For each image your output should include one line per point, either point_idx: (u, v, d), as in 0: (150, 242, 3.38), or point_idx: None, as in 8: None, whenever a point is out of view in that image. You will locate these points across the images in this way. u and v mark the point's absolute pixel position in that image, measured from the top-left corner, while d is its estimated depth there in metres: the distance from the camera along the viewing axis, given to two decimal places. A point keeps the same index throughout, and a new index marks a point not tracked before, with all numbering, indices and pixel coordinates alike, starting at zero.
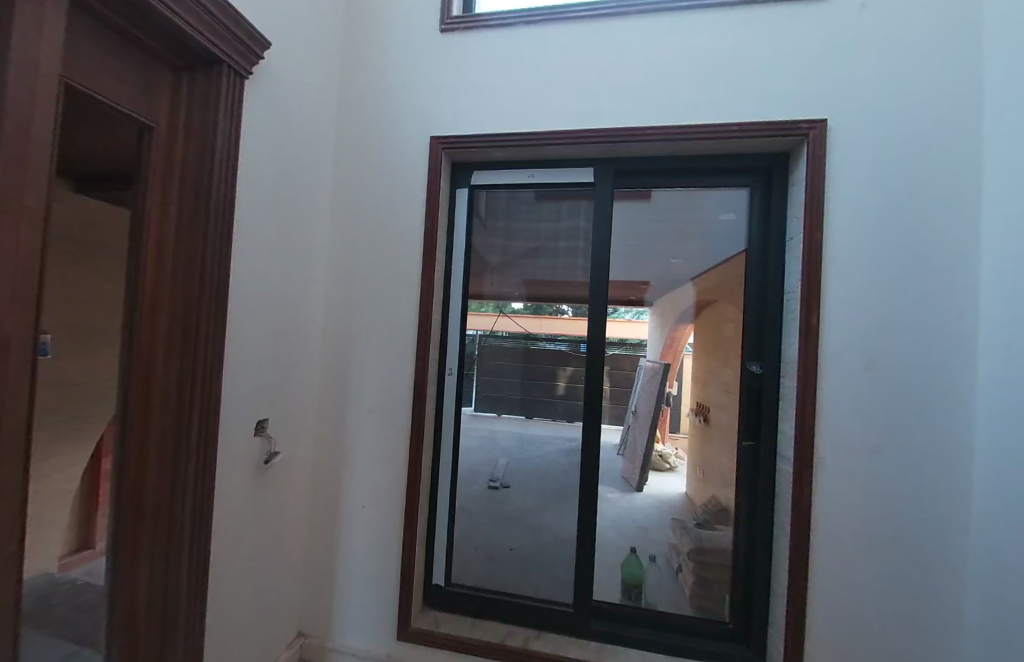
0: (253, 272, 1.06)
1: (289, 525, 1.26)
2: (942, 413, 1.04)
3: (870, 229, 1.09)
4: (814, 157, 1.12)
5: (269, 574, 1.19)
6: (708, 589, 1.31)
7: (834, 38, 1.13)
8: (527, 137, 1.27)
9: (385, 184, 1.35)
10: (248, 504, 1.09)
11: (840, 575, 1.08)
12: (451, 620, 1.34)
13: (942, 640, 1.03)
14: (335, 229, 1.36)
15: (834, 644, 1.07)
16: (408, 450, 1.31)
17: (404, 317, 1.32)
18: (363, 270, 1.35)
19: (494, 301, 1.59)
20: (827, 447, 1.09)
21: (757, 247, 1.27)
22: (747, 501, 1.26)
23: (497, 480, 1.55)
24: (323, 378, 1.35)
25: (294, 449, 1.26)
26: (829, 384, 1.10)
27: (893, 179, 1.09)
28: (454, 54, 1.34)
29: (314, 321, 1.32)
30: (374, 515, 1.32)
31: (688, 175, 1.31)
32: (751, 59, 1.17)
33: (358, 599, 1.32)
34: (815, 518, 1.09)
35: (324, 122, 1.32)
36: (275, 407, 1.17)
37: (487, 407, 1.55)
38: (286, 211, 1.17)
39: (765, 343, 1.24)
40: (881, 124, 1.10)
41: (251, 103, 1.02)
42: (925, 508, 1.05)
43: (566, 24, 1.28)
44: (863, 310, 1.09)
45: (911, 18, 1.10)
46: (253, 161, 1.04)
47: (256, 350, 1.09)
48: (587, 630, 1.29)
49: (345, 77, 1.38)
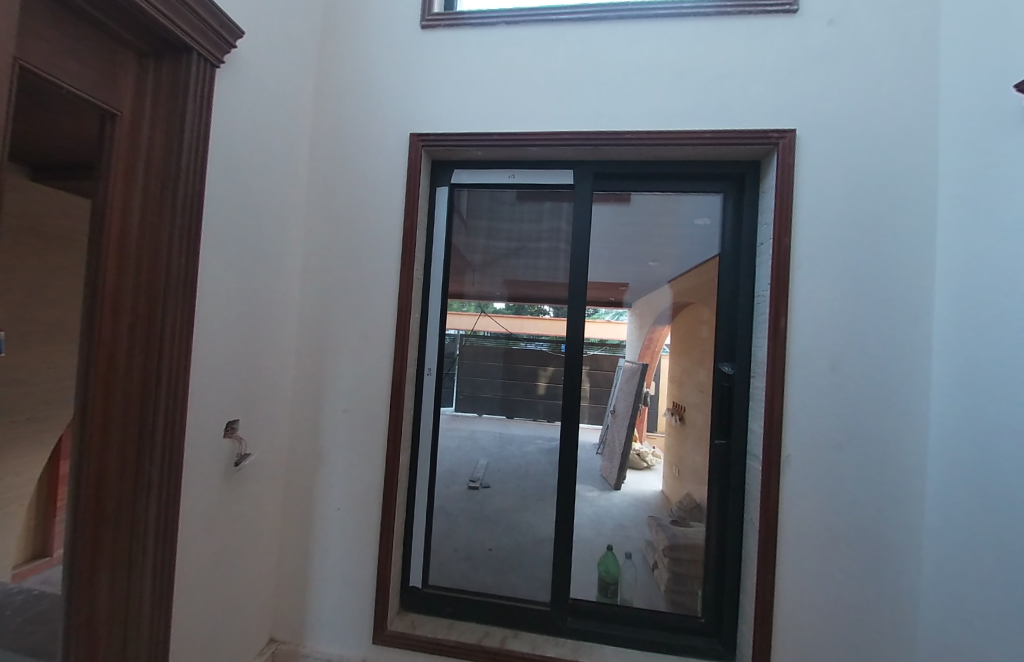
0: (223, 267, 1.03)
1: (260, 528, 1.23)
2: (901, 412, 1.10)
3: (836, 237, 1.14)
4: (783, 165, 1.16)
5: (238, 579, 1.16)
6: (682, 585, 1.34)
7: (804, 51, 1.18)
8: (507, 137, 1.28)
9: (363, 181, 1.33)
10: (217, 507, 1.06)
11: (805, 569, 1.12)
12: (428, 622, 1.34)
13: (899, 630, 1.08)
14: (312, 225, 1.34)
15: (799, 635, 1.12)
16: (385, 451, 1.29)
17: (381, 316, 1.31)
18: (340, 268, 1.33)
19: (476, 301, 1.56)
20: (794, 444, 1.14)
21: (730, 251, 1.31)
22: (719, 498, 1.29)
23: (477, 481, 1.52)
24: (297, 378, 1.33)
25: (266, 450, 1.23)
26: (796, 384, 1.14)
27: (858, 188, 1.14)
28: (434, 51, 1.33)
29: (288, 319, 1.29)
30: (350, 517, 1.30)
31: (665, 180, 1.35)
32: (726, 68, 1.20)
33: (332, 603, 1.30)
34: (782, 514, 1.13)
35: (300, 116, 1.29)
36: (246, 407, 1.14)
37: (469, 408, 1.55)
38: (260, 206, 1.14)
39: (737, 344, 1.28)
40: (847, 135, 1.15)
41: (223, 93, 0.99)
42: (885, 503, 1.10)
43: (547, 26, 1.28)
44: (828, 314, 1.13)
45: (875, 36, 1.15)
46: (225, 154, 1.01)
47: (227, 349, 1.05)
48: (564, 628, 1.31)
49: (322, 71, 1.36)
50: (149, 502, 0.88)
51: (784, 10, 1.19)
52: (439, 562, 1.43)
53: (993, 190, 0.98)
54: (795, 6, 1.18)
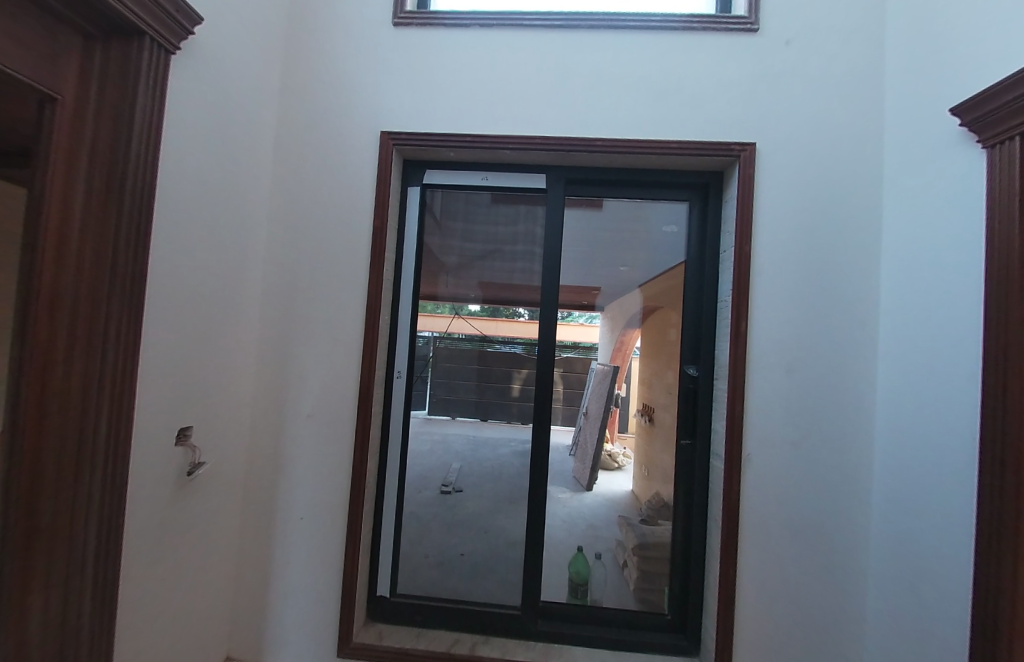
0: (177, 264, 0.97)
1: (215, 540, 1.17)
2: (851, 413, 1.16)
3: (793, 246, 1.20)
4: (744, 177, 1.21)
5: (191, 595, 1.10)
6: (650, 582, 1.36)
7: (764, 68, 1.23)
8: (479, 139, 1.27)
9: (331, 179, 1.29)
10: (167, 519, 1.00)
11: (764, 563, 1.16)
12: (396, 632, 1.31)
13: (849, 621, 1.14)
14: (275, 223, 1.29)
15: (758, 630, 1.16)
16: (352, 456, 1.26)
17: (349, 317, 1.27)
18: (306, 268, 1.28)
19: (450, 302, 1.50)
20: (753, 444, 1.18)
21: (695, 258, 1.36)
22: (684, 496, 1.33)
23: (450, 484, 1.45)
24: (258, 381, 1.27)
25: (222, 458, 1.17)
26: (756, 387, 1.18)
27: (812, 201, 1.20)
28: (406, 50, 1.31)
29: (248, 320, 1.24)
30: (313, 526, 1.26)
31: (634, 187, 1.38)
32: (691, 81, 1.24)
33: (294, 616, 1.25)
34: (743, 512, 1.17)
35: (265, 111, 1.25)
36: (201, 411, 1.08)
37: (441, 410, 1.47)
38: (218, 202, 1.09)
39: (701, 347, 1.32)
40: (802, 150, 1.21)
41: (180, 83, 0.95)
42: (837, 500, 1.15)
43: (520, 31, 1.29)
44: (785, 318, 1.19)
45: (827, 57, 1.22)
46: (181, 147, 0.96)
47: (180, 348, 1.00)
48: (535, 632, 1.30)
49: (288, 64, 1.32)
50: (90, 514, 0.83)
51: (745, 28, 1.24)
52: (407, 570, 1.40)
53: (931, 205, 1.05)
54: (755, 26, 1.24)
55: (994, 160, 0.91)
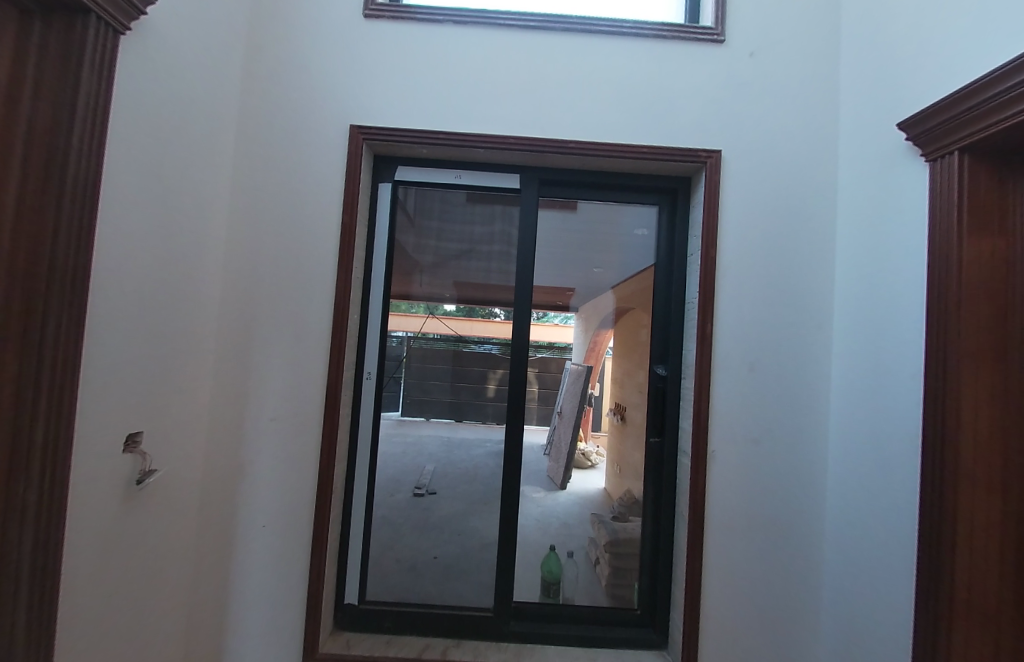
0: (126, 259, 0.91)
1: (169, 551, 1.10)
2: (807, 410, 1.22)
3: (756, 251, 1.25)
4: (710, 182, 1.25)
5: (141, 613, 1.02)
6: (622, 577, 1.38)
7: (729, 78, 1.28)
8: (453, 137, 1.26)
9: (297, 172, 1.24)
10: (114, 531, 0.93)
11: (728, 556, 1.21)
12: (364, 639, 1.27)
13: (804, 607, 1.20)
14: (236, 217, 1.23)
15: (722, 620, 1.20)
16: (319, 461, 1.21)
17: (316, 316, 1.23)
18: (269, 265, 1.23)
19: (425, 302, 1.46)
20: (719, 441, 1.22)
21: (664, 260, 1.40)
22: (653, 493, 1.36)
23: (423, 487, 1.42)
24: (217, 383, 1.21)
25: (176, 465, 1.10)
26: (721, 386, 1.23)
27: (774, 207, 1.26)
28: (378, 42, 1.28)
29: (206, 319, 1.17)
30: (277, 535, 1.20)
31: (606, 190, 1.40)
32: (662, 88, 1.28)
33: (256, 629, 1.19)
34: (708, 508, 1.21)
35: (225, 99, 1.19)
36: (152, 416, 1.01)
37: (414, 412, 1.42)
38: (173, 194, 1.03)
39: (669, 347, 1.36)
40: (764, 159, 1.27)
41: (131, 66, 0.89)
42: (795, 492, 1.21)
43: (494, 29, 1.28)
44: (747, 319, 1.24)
45: (787, 71, 1.28)
46: (131, 134, 0.90)
47: (128, 350, 0.94)
48: (507, 632, 1.30)
49: (250, 51, 1.26)
50: (24, 530, 0.75)
51: (712, 39, 1.28)
52: (378, 575, 1.36)
53: (880, 213, 1.11)
54: (721, 37, 1.28)
55: (935, 172, 0.97)
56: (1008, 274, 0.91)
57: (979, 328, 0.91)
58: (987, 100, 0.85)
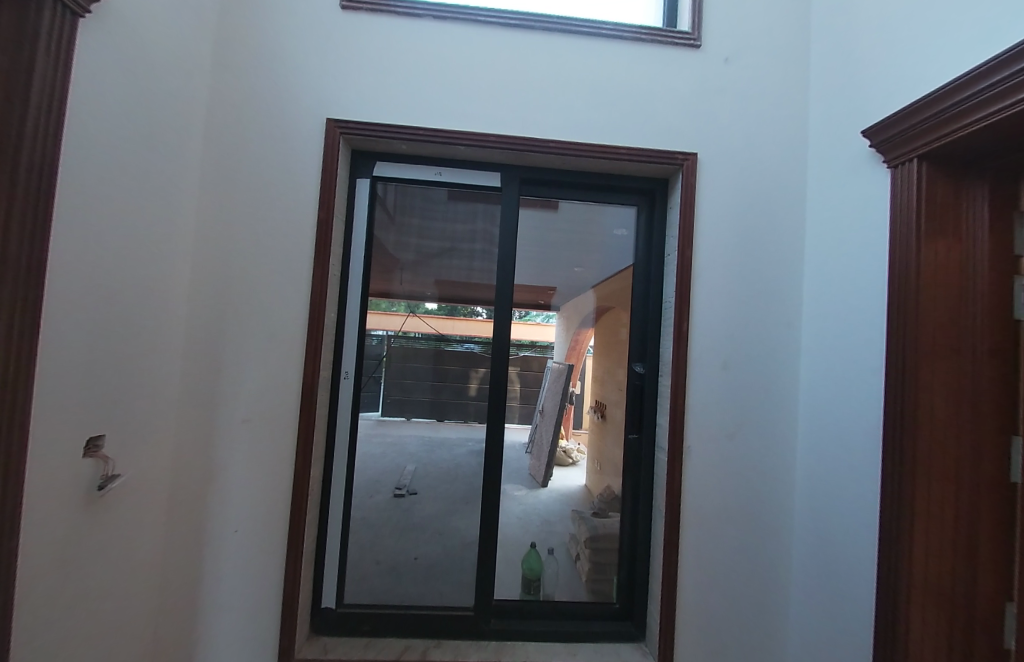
0: (84, 254, 0.87)
1: (134, 559, 1.05)
2: (778, 405, 1.27)
3: (729, 251, 1.29)
4: (687, 184, 1.28)
5: (104, 625, 0.97)
6: (602, 572, 1.40)
7: (705, 83, 1.31)
8: (432, 134, 1.24)
9: (270, 164, 1.20)
10: (72, 539, 0.89)
11: (703, 548, 1.24)
12: (342, 643, 1.25)
13: (775, 593, 1.25)
14: (205, 211, 1.18)
15: (697, 610, 1.23)
16: (294, 463, 1.18)
17: (290, 314, 1.19)
18: (241, 260, 1.18)
19: (406, 301, 1.47)
20: (694, 436, 1.25)
21: (642, 260, 1.42)
22: (632, 488, 1.38)
23: (404, 487, 1.41)
24: (184, 383, 1.16)
25: (141, 469, 1.06)
26: (696, 383, 1.26)
27: (747, 209, 1.30)
28: (355, 35, 1.25)
29: (173, 317, 1.12)
30: (250, 540, 1.16)
31: (587, 191, 1.42)
32: (640, 90, 1.30)
33: (228, 637, 1.15)
34: (684, 501, 1.24)
35: (193, 87, 1.14)
36: (114, 418, 0.97)
37: (395, 411, 1.43)
38: (138, 186, 0.98)
39: (647, 345, 1.38)
40: (738, 162, 1.30)
41: (90, 52, 0.85)
42: (766, 483, 1.26)
43: (474, 26, 1.27)
44: (722, 317, 1.27)
45: (759, 78, 1.32)
46: (90, 123, 0.86)
47: (86, 349, 0.89)
48: (487, 630, 1.30)
49: (220, 38, 1.21)
50: None
51: (689, 44, 1.31)
52: (356, 578, 1.34)
53: (846, 217, 1.16)
54: (698, 42, 1.31)
55: (896, 178, 1.02)
56: (961, 275, 0.97)
57: (935, 326, 0.96)
58: (948, 107, 0.89)
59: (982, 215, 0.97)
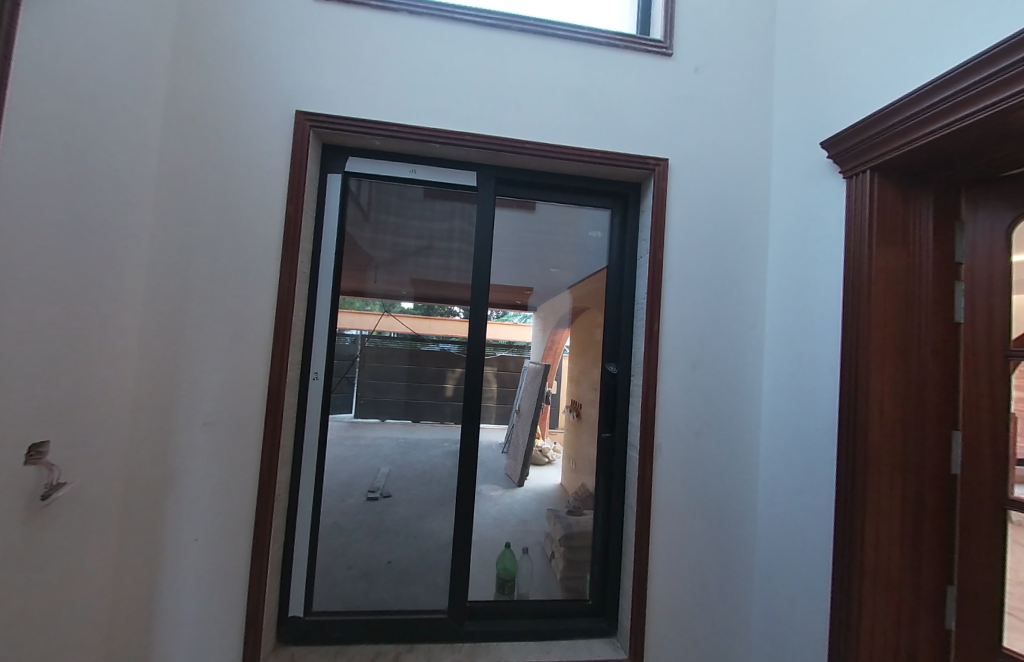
0: (25, 247, 0.81)
1: (82, 573, 0.98)
2: (743, 403, 1.33)
3: (699, 255, 1.33)
4: (658, 188, 1.32)
5: (49, 639, 0.90)
6: (576, 570, 1.42)
7: (677, 90, 1.35)
8: (406, 131, 1.22)
9: (235, 157, 1.15)
10: (12, 553, 0.82)
11: (672, 541, 1.28)
12: (311, 653, 1.21)
13: (741, 583, 1.31)
14: (163, 204, 1.11)
15: (667, 603, 1.27)
16: (259, 467, 1.13)
17: (256, 312, 1.14)
18: (202, 255, 1.12)
19: (381, 300, 1.44)
20: (664, 434, 1.29)
21: (616, 261, 1.45)
22: (605, 486, 1.40)
23: (377, 490, 1.36)
24: (139, 387, 1.09)
25: (90, 477, 0.99)
26: (666, 382, 1.29)
27: (716, 214, 1.35)
28: (328, 25, 1.21)
29: (127, 313, 1.06)
30: (211, 549, 1.11)
31: (563, 192, 1.43)
32: (614, 96, 1.32)
33: (186, 653, 1.09)
34: (654, 497, 1.28)
35: (151, 75, 1.08)
36: (60, 421, 0.90)
37: (369, 412, 1.39)
38: (88, 173, 0.92)
39: (620, 346, 1.41)
40: (707, 168, 1.35)
41: (32, 32, 0.80)
42: (732, 477, 1.31)
43: (451, 23, 1.27)
44: (691, 319, 1.32)
45: (727, 87, 1.38)
46: (31, 108, 0.80)
47: (27, 350, 0.83)
48: (461, 632, 1.29)
49: (180, 22, 1.15)
50: None
51: (661, 52, 1.35)
52: (326, 584, 1.30)
53: (806, 224, 1.23)
54: (669, 51, 1.35)
55: (852, 188, 1.09)
56: (908, 280, 1.04)
57: (885, 328, 1.03)
58: (899, 123, 0.96)
59: (927, 225, 1.04)
